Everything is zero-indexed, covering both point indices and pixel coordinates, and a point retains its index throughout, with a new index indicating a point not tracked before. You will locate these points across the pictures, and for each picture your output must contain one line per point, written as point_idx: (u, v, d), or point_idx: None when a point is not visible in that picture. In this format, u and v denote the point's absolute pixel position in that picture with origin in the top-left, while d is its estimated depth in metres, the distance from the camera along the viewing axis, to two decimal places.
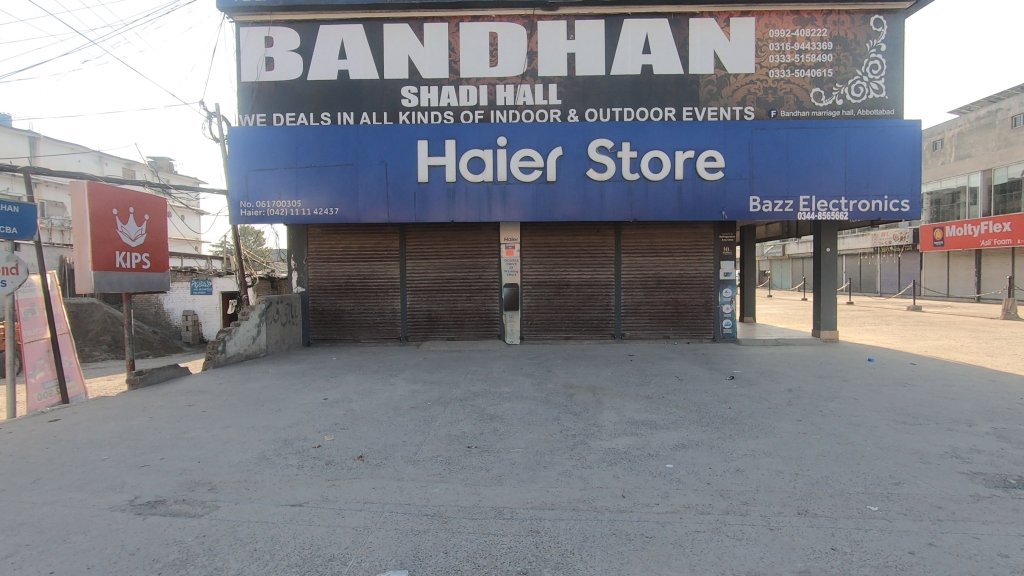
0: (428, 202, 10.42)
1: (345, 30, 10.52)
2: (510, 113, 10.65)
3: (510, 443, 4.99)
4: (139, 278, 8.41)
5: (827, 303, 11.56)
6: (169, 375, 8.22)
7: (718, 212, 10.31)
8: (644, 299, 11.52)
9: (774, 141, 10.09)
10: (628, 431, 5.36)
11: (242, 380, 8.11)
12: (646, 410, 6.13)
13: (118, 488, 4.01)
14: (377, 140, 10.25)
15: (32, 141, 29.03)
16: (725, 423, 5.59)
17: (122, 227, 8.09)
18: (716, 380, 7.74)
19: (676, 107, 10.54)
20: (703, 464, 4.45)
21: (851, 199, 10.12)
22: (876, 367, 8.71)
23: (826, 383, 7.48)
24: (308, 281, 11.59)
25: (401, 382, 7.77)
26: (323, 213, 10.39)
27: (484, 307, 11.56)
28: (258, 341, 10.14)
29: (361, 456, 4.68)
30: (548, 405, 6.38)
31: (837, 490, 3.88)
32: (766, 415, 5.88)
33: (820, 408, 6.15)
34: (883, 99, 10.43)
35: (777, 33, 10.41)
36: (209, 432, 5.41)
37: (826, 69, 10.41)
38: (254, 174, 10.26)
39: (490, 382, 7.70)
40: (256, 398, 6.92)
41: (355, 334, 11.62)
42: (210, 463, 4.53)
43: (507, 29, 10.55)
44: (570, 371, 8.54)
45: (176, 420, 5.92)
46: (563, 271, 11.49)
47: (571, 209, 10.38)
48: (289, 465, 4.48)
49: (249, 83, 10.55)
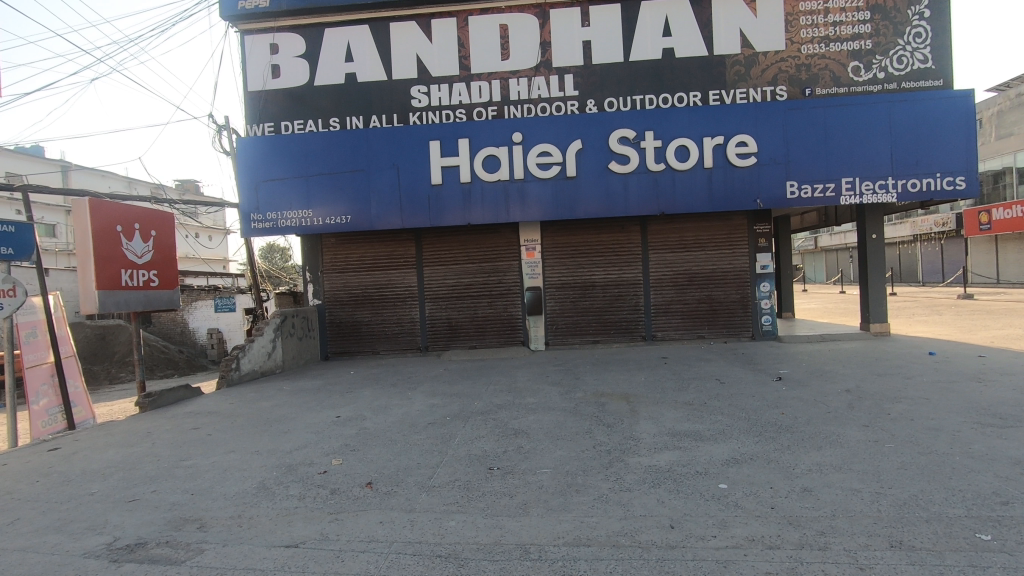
0: (443, 206, 9.97)
1: (351, 32, 10.17)
2: (525, 108, 10.14)
3: (537, 463, 4.42)
4: (148, 296, 8.13)
5: (875, 293, 10.69)
6: (179, 397, 7.89)
7: (752, 201, 9.60)
8: (675, 297, 10.84)
9: (810, 121, 9.37)
10: (669, 444, 4.74)
11: (254, 398, 7.74)
12: (688, 419, 5.49)
13: (99, 530, 3.58)
14: (388, 143, 9.85)
15: (64, 168, 29.65)
16: (781, 432, 4.92)
17: (127, 244, 7.82)
18: (762, 382, 7.04)
19: (702, 92, 9.88)
20: (763, 483, 3.80)
21: (899, 179, 9.30)
22: (940, 361, 7.87)
23: (887, 382, 6.72)
24: (324, 293, 11.24)
25: (420, 396, 7.28)
26: (335, 221, 10.02)
27: (506, 312, 11.02)
28: (273, 356, 9.80)
29: (370, 483, 4.17)
30: (578, 416, 5.79)
31: (934, 514, 3.20)
32: (826, 421, 5.19)
33: (888, 412, 5.42)
34: (930, 69, 9.59)
35: (809, 5, 9.69)
36: (210, 459, 4.99)
37: (865, 40, 9.64)
38: (265, 184, 9.98)
39: (515, 393, 7.14)
40: (266, 418, 6.51)
41: (374, 346, 11.20)
42: (204, 495, 4.09)
43: (519, 20, 10.07)
44: (599, 377, 7.94)
45: (179, 446, 5.52)
46: (588, 272, 10.90)
47: (593, 205, 9.81)
48: (289, 497, 4.00)
49: (256, 92, 10.27)
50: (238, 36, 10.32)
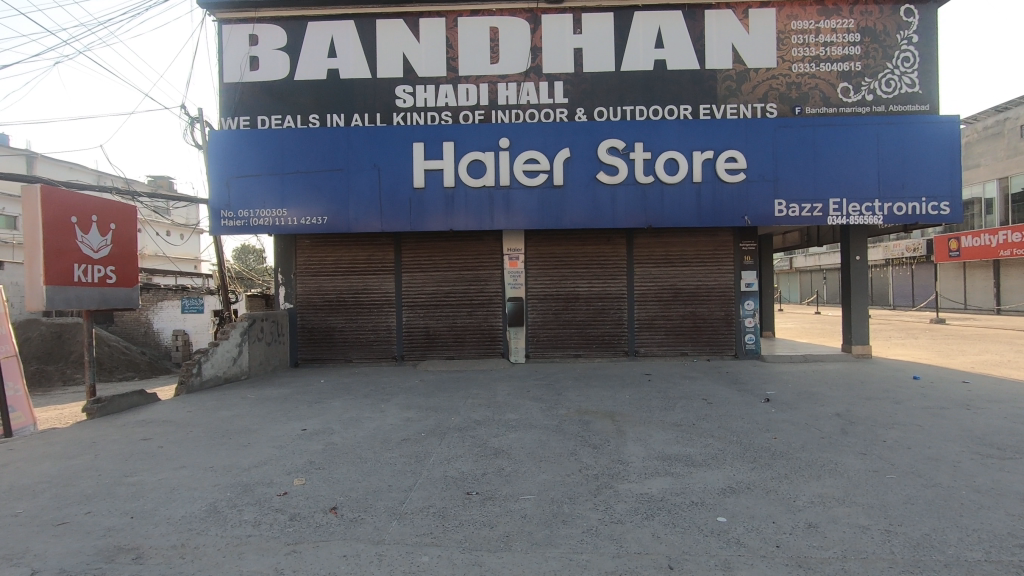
0: (424, 210, 9.61)
1: (335, 26, 9.82)
2: (513, 113, 9.88)
3: (519, 488, 4.07)
4: (103, 294, 7.56)
5: (858, 315, 10.63)
6: (132, 403, 7.33)
7: (740, 217, 9.47)
8: (660, 313, 10.63)
9: (799, 140, 9.31)
10: (659, 470, 4.43)
11: (215, 407, 7.22)
12: (678, 441, 5.21)
13: (15, 560, 3.11)
14: (369, 143, 9.49)
15: (29, 159, 28.30)
16: (776, 459, 4.66)
17: (82, 237, 7.28)
18: (750, 403, 6.81)
19: (693, 105, 9.75)
20: (765, 517, 3.52)
21: (885, 202, 9.28)
22: (925, 386, 7.76)
23: (877, 406, 6.55)
24: (297, 297, 10.74)
25: (393, 409, 6.87)
26: (310, 222, 9.57)
27: (486, 323, 10.67)
28: (239, 362, 9.27)
29: (334, 508, 3.77)
30: (562, 435, 5.46)
31: (951, 558, 2.96)
32: (821, 447, 4.95)
33: (882, 438, 5.22)
34: (917, 93, 9.63)
35: (800, 24, 9.67)
36: (157, 475, 4.52)
37: (854, 62, 9.65)
38: (237, 180, 9.50)
39: (494, 408, 6.78)
40: (225, 430, 6.03)
41: (347, 354, 10.72)
42: (144, 519, 3.63)
43: (510, 24, 9.84)
44: (582, 393, 7.63)
45: (125, 459, 5.02)
46: (571, 284, 10.64)
47: (579, 216, 9.55)
48: (243, 523, 3.57)
49: (233, 84, 9.84)
50: (216, 25, 9.88)
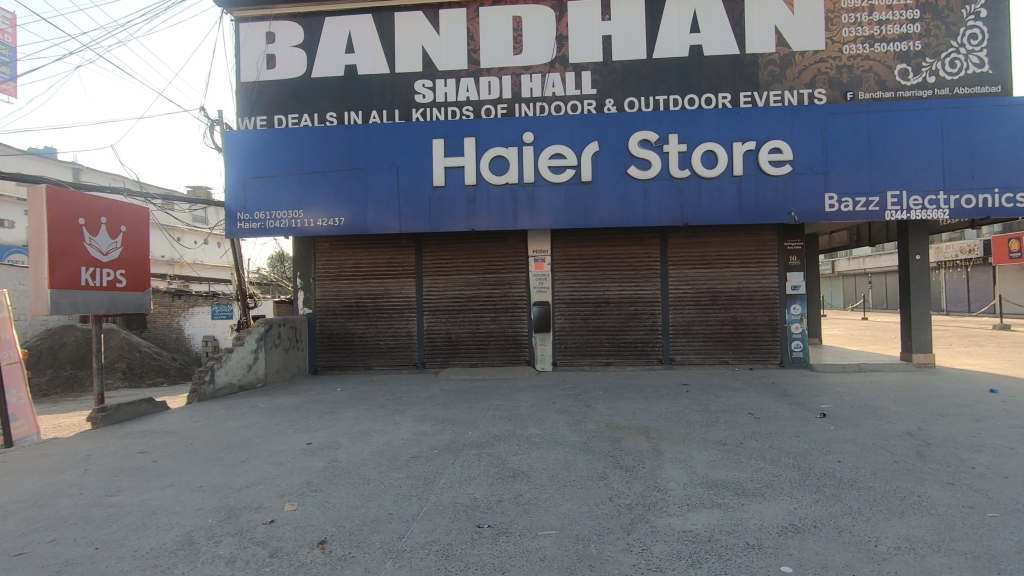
0: (445, 210, 9.13)
1: (352, 21, 9.49)
2: (537, 106, 9.33)
3: (539, 521, 3.48)
4: (112, 298, 7.31)
5: (919, 320, 9.64)
6: (139, 412, 7.02)
7: (786, 214, 8.67)
8: (697, 318, 9.88)
9: (852, 127, 8.49)
10: (705, 501, 3.76)
11: (222, 416, 6.86)
12: (723, 464, 4.53)
13: None
14: (388, 141, 9.08)
15: (74, 171, 29.02)
16: (844, 489, 3.94)
17: (90, 240, 7.04)
18: (804, 419, 6.05)
19: (732, 93, 9.03)
20: (840, 569, 2.83)
21: (952, 194, 8.35)
22: (1006, 400, 6.82)
23: (955, 425, 5.69)
24: (316, 302, 10.41)
25: (407, 421, 6.36)
26: (327, 224, 9.20)
27: (510, 328, 10.10)
28: (254, 369, 8.94)
29: (322, 542, 3.25)
30: (590, 455, 4.84)
31: None
32: (897, 475, 4.20)
33: (970, 465, 4.42)
34: (987, 74, 8.68)
35: (851, 2, 8.87)
36: (141, 496, 4.10)
37: (913, 41, 8.77)
38: (254, 181, 9.22)
39: (516, 422, 6.20)
40: (227, 443, 5.61)
41: (366, 361, 10.31)
42: (108, 552, 3.18)
43: (534, 12, 9.32)
44: (613, 405, 6.98)
45: (115, 475, 4.64)
46: (601, 287, 9.99)
47: (609, 214, 8.92)
48: (216, 559, 3.08)
49: (249, 83, 9.60)
50: (233, 24, 9.68)
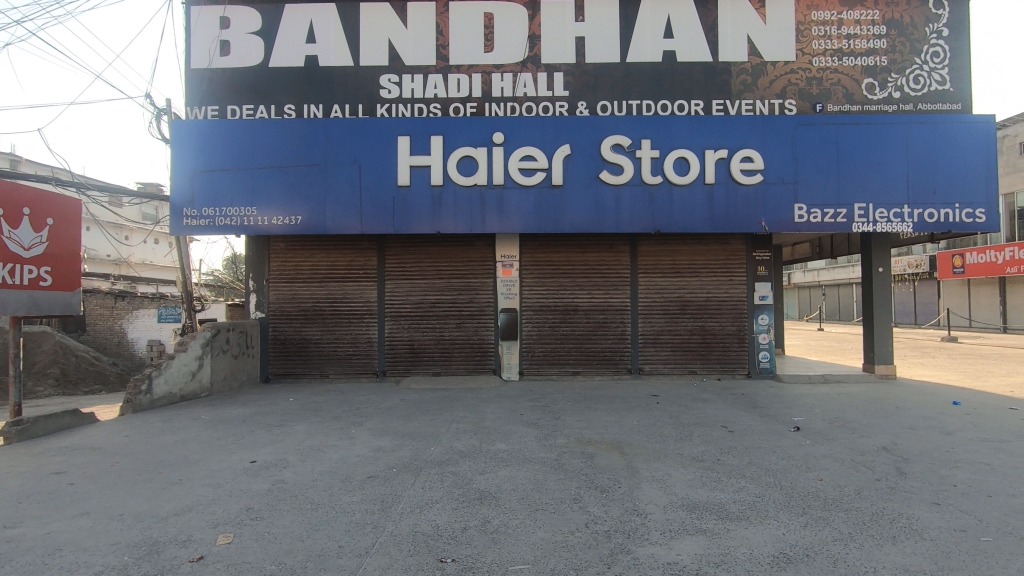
0: (409, 211, 8.69)
1: (315, 9, 9.00)
2: (508, 106, 9.04)
3: (509, 553, 3.11)
4: (35, 298, 6.57)
5: (881, 332, 9.74)
6: (60, 426, 6.30)
7: (756, 223, 8.60)
8: (666, 327, 9.73)
9: (822, 139, 8.51)
10: (688, 526, 3.48)
11: (158, 429, 6.24)
12: (703, 484, 4.27)
13: None
14: (350, 136, 8.61)
15: (14, 161, 27.11)
16: (830, 511, 3.72)
17: (8, 232, 6.33)
18: (778, 433, 5.88)
19: (704, 100, 8.95)
20: None
21: (916, 208, 8.45)
22: (970, 413, 6.84)
23: (927, 438, 5.61)
24: (269, 305, 9.78)
25: (364, 435, 5.89)
26: (282, 222, 8.62)
27: (476, 336, 9.72)
28: (198, 377, 8.26)
29: None
30: (561, 473, 4.51)
31: None
32: (881, 494, 4.02)
33: (950, 483, 4.29)
34: (948, 91, 8.86)
35: (821, 16, 8.94)
36: (47, 526, 3.54)
37: (879, 56, 8.90)
38: (202, 175, 8.58)
39: (482, 436, 5.82)
40: (160, 461, 5.03)
41: (323, 369, 9.73)
42: None
43: (506, 9, 9.04)
44: (584, 418, 6.68)
45: (21, 501, 4.04)
46: (570, 294, 9.73)
47: (580, 218, 8.66)
48: None
49: (201, 70, 8.98)
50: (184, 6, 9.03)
